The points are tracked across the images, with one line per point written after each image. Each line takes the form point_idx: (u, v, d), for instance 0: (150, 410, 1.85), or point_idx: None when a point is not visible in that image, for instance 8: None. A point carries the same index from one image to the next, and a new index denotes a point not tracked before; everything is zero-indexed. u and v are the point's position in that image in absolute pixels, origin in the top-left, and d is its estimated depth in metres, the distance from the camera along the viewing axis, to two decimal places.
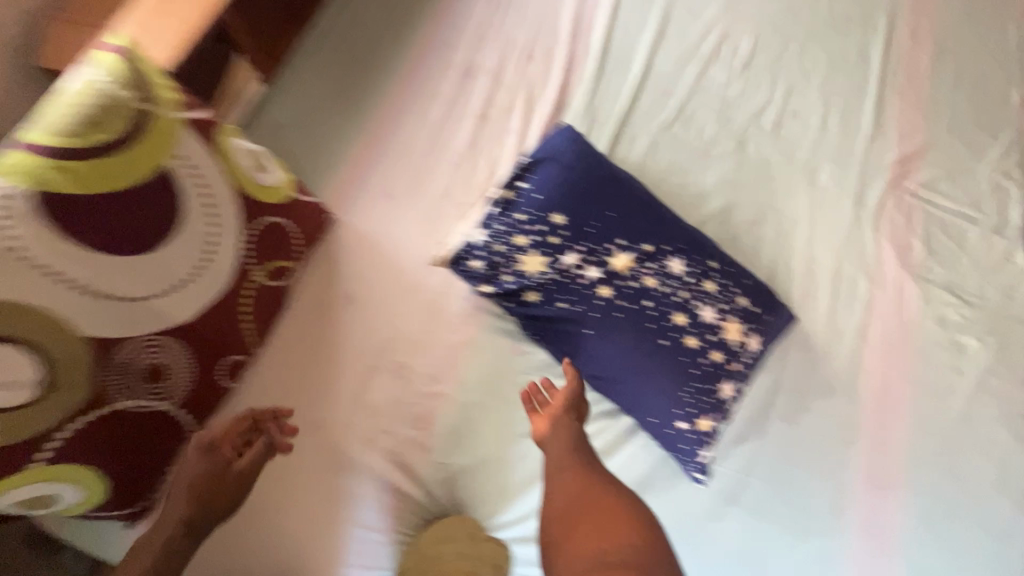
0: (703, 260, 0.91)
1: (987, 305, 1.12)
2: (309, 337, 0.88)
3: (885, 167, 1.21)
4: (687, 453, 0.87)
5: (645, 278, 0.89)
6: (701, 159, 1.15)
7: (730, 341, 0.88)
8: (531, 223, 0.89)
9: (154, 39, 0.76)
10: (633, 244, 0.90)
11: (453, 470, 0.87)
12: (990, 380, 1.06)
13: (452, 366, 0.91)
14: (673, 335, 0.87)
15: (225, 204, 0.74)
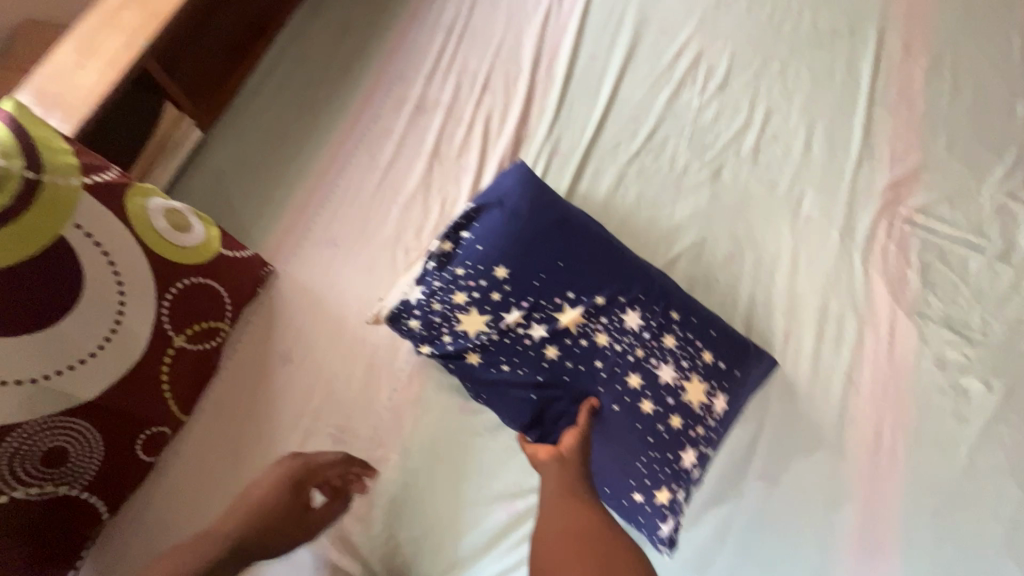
0: (660, 310, 0.85)
1: (993, 342, 1.01)
2: (243, 397, 0.84)
3: (876, 192, 1.12)
4: (646, 526, 0.79)
5: (596, 334, 0.84)
6: (672, 191, 1.08)
7: (691, 402, 0.82)
8: (472, 278, 0.85)
9: (67, 104, 0.74)
10: (582, 296, 0.84)
11: (393, 540, 0.80)
12: (998, 428, 0.95)
13: (396, 424, 0.85)
14: (626, 395, 0.81)
15: (136, 263, 0.69)
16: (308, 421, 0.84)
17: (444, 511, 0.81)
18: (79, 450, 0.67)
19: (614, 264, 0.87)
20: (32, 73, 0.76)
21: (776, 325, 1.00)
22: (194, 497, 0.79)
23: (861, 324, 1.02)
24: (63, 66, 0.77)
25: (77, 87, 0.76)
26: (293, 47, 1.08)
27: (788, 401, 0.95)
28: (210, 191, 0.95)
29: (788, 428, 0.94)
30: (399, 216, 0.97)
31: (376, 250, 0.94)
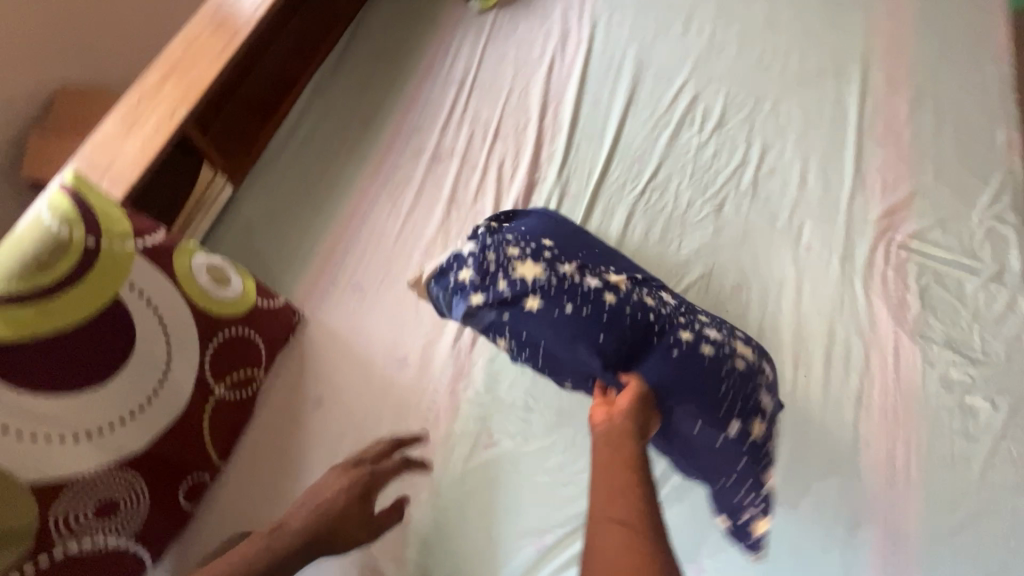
0: (684, 302, 0.92)
1: (995, 361, 1.05)
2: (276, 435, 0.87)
3: (871, 221, 1.18)
4: (739, 480, 0.82)
5: (642, 295, 0.85)
6: (677, 226, 1.13)
7: (742, 356, 0.84)
8: (522, 241, 0.88)
9: (114, 172, 0.79)
10: (621, 272, 0.89)
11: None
12: (1007, 445, 0.98)
13: (425, 462, 0.88)
14: (683, 342, 0.80)
15: (178, 317, 0.74)
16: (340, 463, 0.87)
17: (476, 549, 0.82)
18: (128, 498, 0.68)
19: (633, 266, 0.96)
20: (81, 145, 0.82)
21: (786, 352, 1.04)
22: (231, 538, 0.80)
23: (867, 348, 1.05)
24: (110, 136, 0.82)
25: (122, 155, 0.81)
26: (325, 89, 1.17)
27: (802, 426, 0.99)
28: (240, 243, 1.00)
29: (803, 452, 0.97)
30: (421, 261, 1.01)
31: (401, 294, 0.99)
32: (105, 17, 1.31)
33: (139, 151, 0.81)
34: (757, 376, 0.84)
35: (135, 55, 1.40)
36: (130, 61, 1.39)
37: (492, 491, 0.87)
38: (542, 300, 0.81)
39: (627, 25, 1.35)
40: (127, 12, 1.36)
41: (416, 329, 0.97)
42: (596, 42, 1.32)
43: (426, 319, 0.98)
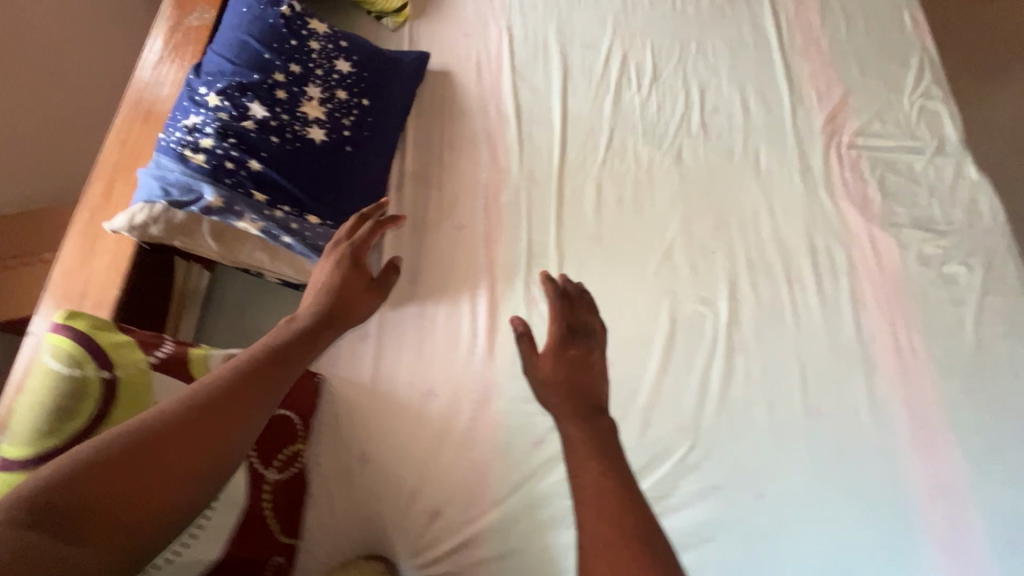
0: (372, 106, 1.02)
1: (957, 228, 1.15)
2: (328, 486, 0.89)
3: (817, 130, 1.24)
4: (241, 22, 0.95)
5: (312, 129, 0.93)
6: (646, 185, 1.17)
7: (314, 119, 0.93)
8: (242, 207, 0.82)
9: (347, 301, 0.80)
10: (332, 138, 0.94)
11: (520, 564, 0.87)
12: (990, 299, 1.08)
13: (482, 468, 0.92)
14: (263, 63, 0.92)
15: None
16: (406, 510, 0.89)
17: (564, 559, 0.87)
18: None
19: (353, 171, 0.96)
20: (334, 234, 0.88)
21: (777, 273, 1.10)
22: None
23: (847, 250, 1.12)
24: (357, 236, 0.85)
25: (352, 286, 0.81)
26: None
27: (812, 337, 1.05)
28: (239, 305, 0.96)
29: (821, 358, 1.03)
30: (421, 288, 1.03)
31: (412, 329, 1.00)
32: (20, 135, 1.25)
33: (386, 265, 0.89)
34: (329, 118, 0.95)
35: (51, 164, 1.33)
36: (49, 172, 1.33)
37: (555, 498, 0.90)
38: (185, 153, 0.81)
39: (540, 5, 1.36)
40: (35, 122, 1.28)
41: (448, 363, 0.98)
42: (516, 29, 1.32)
43: (440, 345, 0.99)
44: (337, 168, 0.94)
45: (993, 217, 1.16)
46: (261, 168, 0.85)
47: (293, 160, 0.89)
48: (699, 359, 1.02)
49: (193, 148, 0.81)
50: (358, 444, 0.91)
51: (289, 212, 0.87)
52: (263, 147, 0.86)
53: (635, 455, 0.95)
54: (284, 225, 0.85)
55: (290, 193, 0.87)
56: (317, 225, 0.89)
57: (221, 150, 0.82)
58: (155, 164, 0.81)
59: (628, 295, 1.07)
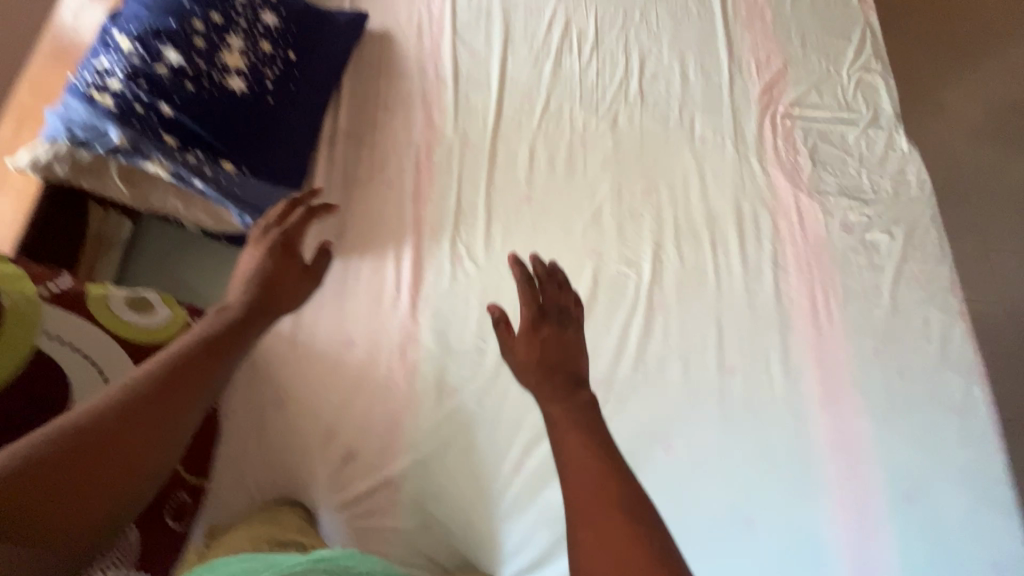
0: (300, 60, 1.02)
1: (882, 197, 1.17)
2: (242, 433, 0.91)
3: (753, 99, 1.25)
4: None
5: (231, 78, 0.92)
6: (580, 149, 1.18)
7: (234, 68, 0.93)
8: (149, 149, 0.82)
9: (275, 289, 0.74)
10: (253, 88, 0.94)
11: (429, 508, 0.89)
12: (908, 266, 1.11)
13: (397, 417, 0.93)
14: (183, 10, 0.92)
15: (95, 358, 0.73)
16: (319, 456, 0.91)
17: (472, 502, 0.90)
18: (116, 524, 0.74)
19: (275, 123, 0.96)
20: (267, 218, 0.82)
21: (703, 237, 1.11)
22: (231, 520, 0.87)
23: (774, 216, 1.14)
24: (286, 221, 0.80)
25: (281, 276, 0.75)
26: None
27: (732, 299, 1.07)
28: (160, 257, 0.97)
29: (739, 319, 1.05)
30: (347, 244, 1.04)
31: (336, 284, 1.01)
32: None
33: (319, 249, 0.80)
34: (251, 68, 0.95)
35: None
36: None
37: (466, 446, 0.93)
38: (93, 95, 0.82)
39: None
40: None
41: (368, 316, 0.99)
42: None
43: (363, 299, 1.00)
44: (257, 119, 0.94)
45: (920, 188, 1.19)
46: (173, 114, 0.85)
47: (208, 107, 0.89)
48: (619, 318, 1.04)
49: (100, 89, 0.82)
50: (274, 393, 0.93)
51: (202, 158, 0.87)
52: (176, 92, 0.86)
53: None
54: (195, 170, 0.85)
55: (203, 139, 0.88)
56: (233, 173, 0.89)
57: (130, 93, 0.83)
58: (63, 105, 0.81)
59: (554, 255, 1.08)
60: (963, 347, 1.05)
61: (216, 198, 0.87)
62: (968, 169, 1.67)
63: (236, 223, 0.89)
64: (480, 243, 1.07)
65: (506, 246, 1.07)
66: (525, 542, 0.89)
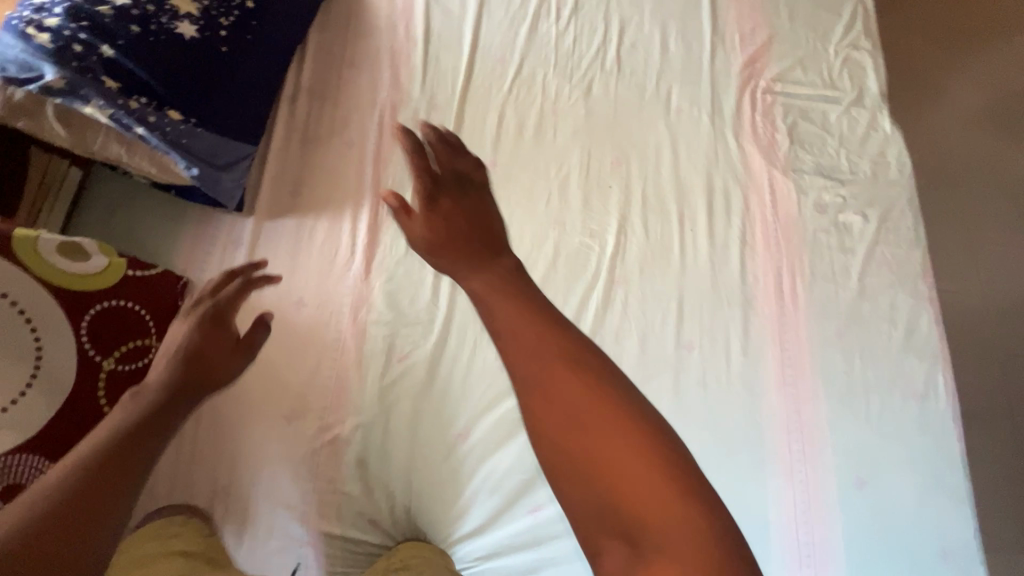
0: (259, 9, 0.99)
1: (859, 178, 1.13)
2: None
3: (734, 73, 1.21)
4: None
5: (182, 24, 0.89)
6: (550, 116, 1.14)
7: (186, 14, 0.90)
8: (87, 91, 0.80)
9: (208, 353, 0.68)
10: (204, 35, 0.91)
11: (370, 473, 0.88)
12: (880, 249, 1.08)
13: (342, 379, 0.92)
14: None
15: (19, 302, 0.74)
16: (261, 416, 0.89)
17: (414, 469, 0.88)
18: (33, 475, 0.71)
19: (227, 73, 0.93)
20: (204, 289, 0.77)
21: (671, 211, 1.08)
22: (168, 477, 0.87)
23: (745, 192, 1.11)
24: (224, 290, 0.75)
25: (212, 348, 0.68)
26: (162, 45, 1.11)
27: (695, 276, 1.04)
28: (108, 208, 0.95)
29: (701, 297, 1.03)
30: (303, 204, 1.01)
31: (289, 242, 0.98)
32: None
33: (257, 320, 0.75)
34: (204, 14, 0.91)
35: None
36: None
37: (411, 412, 0.91)
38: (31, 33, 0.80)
39: None
40: None
41: (320, 276, 0.97)
42: None
43: (315, 259, 0.98)
44: (208, 67, 0.91)
45: (900, 170, 1.15)
46: (115, 56, 0.83)
47: (154, 51, 0.86)
48: (581, 289, 1.02)
49: (38, 27, 0.80)
50: None
51: (146, 104, 0.85)
52: (119, 34, 0.84)
53: (500, 376, 0.94)
54: (136, 116, 0.83)
55: (146, 84, 0.85)
56: (180, 122, 0.87)
57: (69, 32, 0.81)
58: (1, 42, 0.80)
59: (515, 224, 1.06)
60: (930, 333, 1.02)
61: (160, 146, 0.85)
62: (959, 159, 1.62)
63: (183, 174, 0.88)
64: None
65: None
66: (467, 508, 0.88)
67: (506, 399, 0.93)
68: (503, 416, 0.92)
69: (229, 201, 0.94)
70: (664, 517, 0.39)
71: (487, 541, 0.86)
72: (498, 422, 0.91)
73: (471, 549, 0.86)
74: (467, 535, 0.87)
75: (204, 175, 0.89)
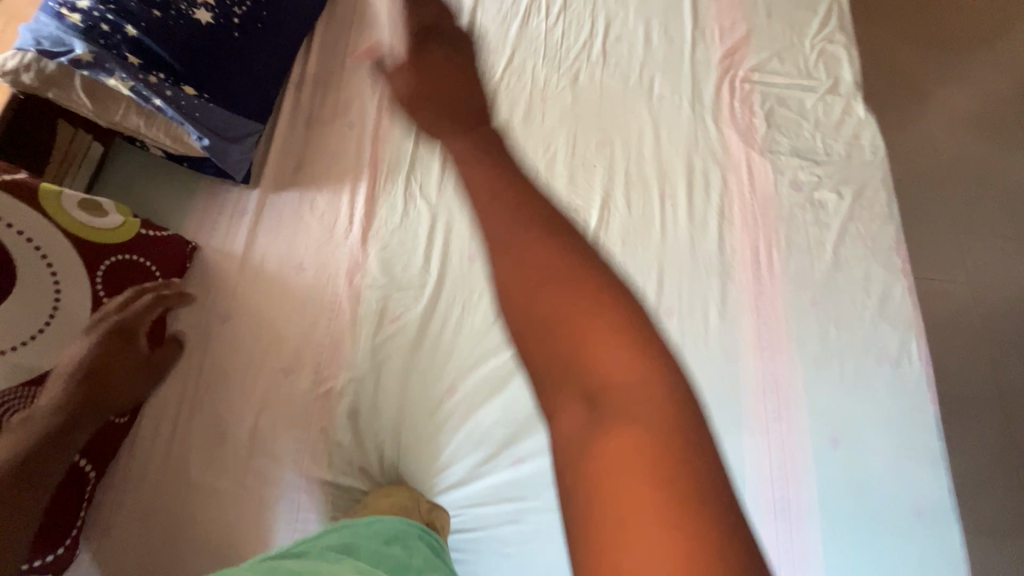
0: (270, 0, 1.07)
1: (833, 159, 1.19)
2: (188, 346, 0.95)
3: (713, 63, 1.28)
4: None
5: (199, 11, 0.97)
6: (539, 102, 1.22)
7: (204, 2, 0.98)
8: (112, 66, 0.88)
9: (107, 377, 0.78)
10: (219, 22, 0.99)
11: (360, 425, 0.92)
12: (854, 224, 1.12)
13: (337, 338, 0.97)
14: None
15: (40, 248, 0.80)
16: (260, 370, 0.95)
17: (402, 422, 0.93)
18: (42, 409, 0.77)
19: (239, 56, 1.01)
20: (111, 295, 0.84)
21: (652, 188, 1.14)
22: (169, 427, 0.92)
23: (723, 171, 1.16)
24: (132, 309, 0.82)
25: (117, 368, 0.79)
26: None
27: (675, 248, 1.09)
28: (129, 178, 1.03)
29: (680, 268, 1.07)
30: (305, 179, 1.08)
31: (291, 213, 1.05)
32: None
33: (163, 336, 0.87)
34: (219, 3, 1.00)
35: None
36: None
37: (401, 369, 0.96)
38: (63, 13, 0.88)
39: None
40: None
41: (319, 243, 1.03)
42: None
43: (315, 228, 1.05)
44: (221, 50, 0.99)
45: (873, 153, 1.20)
46: (137, 35, 0.91)
47: (173, 33, 0.94)
48: None
49: (70, 8, 0.89)
50: (222, 310, 0.97)
51: (164, 80, 0.93)
52: (142, 16, 0.92)
53: (487, 337, 0.99)
54: (155, 90, 0.91)
55: (165, 62, 0.93)
56: (194, 97, 0.95)
57: (97, 13, 0.89)
58: (36, 21, 0.88)
59: None
60: (903, 302, 1.06)
61: (176, 117, 0.93)
62: (941, 153, 1.67)
63: (195, 144, 0.96)
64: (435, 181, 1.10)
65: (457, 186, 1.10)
66: (452, 460, 0.92)
67: (492, 358, 0.97)
68: (488, 375, 0.96)
69: (237, 173, 1.01)
70: (614, 387, 0.33)
71: (471, 490, 0.90)
72: (484, 379, 0.96)
73: (455, 498, 0.90)
74: (452, 484, 0.91)
75: (214, 146, 0.97)
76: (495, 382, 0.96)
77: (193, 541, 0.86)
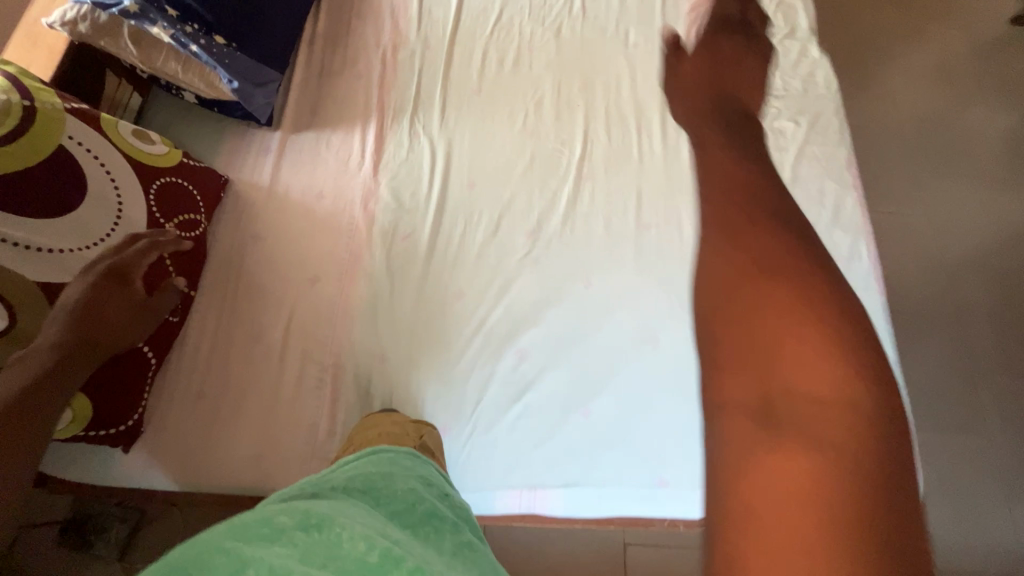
0: None
1: (790, 94, 1.33)
2: (225, 262, 1.09)
3: (682, 15, 1.42)
4: None
5: None
6: (526, 53, 1.36)
7: None
8: (154, 17, 1.02)
9: (107, 315, 0.85)
10: None
11: (378, 324, 1.06)
12: (810, 147, 1.26)
13: (355, 252, 1.11)
14: None
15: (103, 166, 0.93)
16: (288, 281, 1.08)
17: (416, 321, 1.06)
18: None
19: (259, 13, 1.15)
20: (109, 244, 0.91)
21: (631, 123, 1.28)
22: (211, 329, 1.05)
23: None
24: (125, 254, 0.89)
25: (117, 309, 0.86)
26: None
27: (652, 171, 1.22)
28: (166, 121, 1.17)
29: (656, 189, 1.19)
30: (320, 121, 1.22)
31: (309, 150, 1.19)
32: None
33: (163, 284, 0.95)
34: None
35: None
36: None
37: (414, 277, 1.09)
38: None
39: None
40: None
41: (336, 175, 1.17)
42: None
43: (332, 162, 1.18)
44: (243, 6, 1.13)
45: (826, 87, 1.34)
46: None
47: None
48: (555, 181, 1.20)
49: None
50: (252, 231, 1.11)
51: (196, 30, 1.06)
52: None
53: (489, 249, 1.12)
54: (190, 38, 1.04)
55: (198, 14, 1.06)
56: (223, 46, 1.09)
57: None
58: None
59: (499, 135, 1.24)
60: (854, 211, 1.20)
61: (208, 63, 1.07)
62: (901, 99, 1.81)
63: (225, 87, 1.09)
64: (436, 122, 1.24)
65: (456, 125, 1.24)
66: (460, 351, 1.04)
67: (493, 266, 1.11)
68: (490, 280, 1.09)
69: (261, 115, 1.16)
70: None
71: (478, 376, 1.03)
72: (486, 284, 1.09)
73: (464, 383, 1.03)
74: (461, 372, 1.03)
75: (242, 89, 1.11)
76: (496, 286, 1.09)
77: (235, 423, 0.99)
